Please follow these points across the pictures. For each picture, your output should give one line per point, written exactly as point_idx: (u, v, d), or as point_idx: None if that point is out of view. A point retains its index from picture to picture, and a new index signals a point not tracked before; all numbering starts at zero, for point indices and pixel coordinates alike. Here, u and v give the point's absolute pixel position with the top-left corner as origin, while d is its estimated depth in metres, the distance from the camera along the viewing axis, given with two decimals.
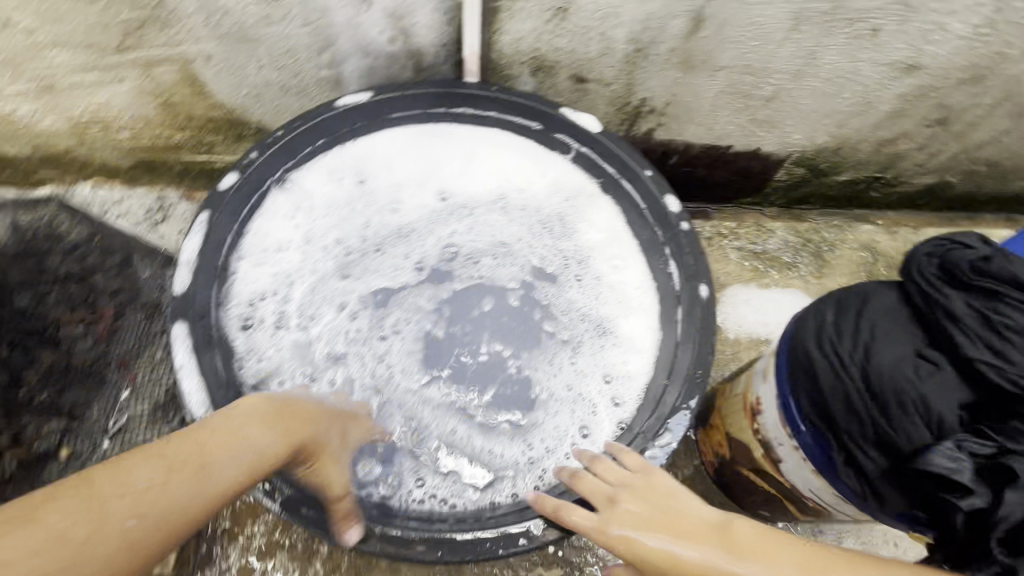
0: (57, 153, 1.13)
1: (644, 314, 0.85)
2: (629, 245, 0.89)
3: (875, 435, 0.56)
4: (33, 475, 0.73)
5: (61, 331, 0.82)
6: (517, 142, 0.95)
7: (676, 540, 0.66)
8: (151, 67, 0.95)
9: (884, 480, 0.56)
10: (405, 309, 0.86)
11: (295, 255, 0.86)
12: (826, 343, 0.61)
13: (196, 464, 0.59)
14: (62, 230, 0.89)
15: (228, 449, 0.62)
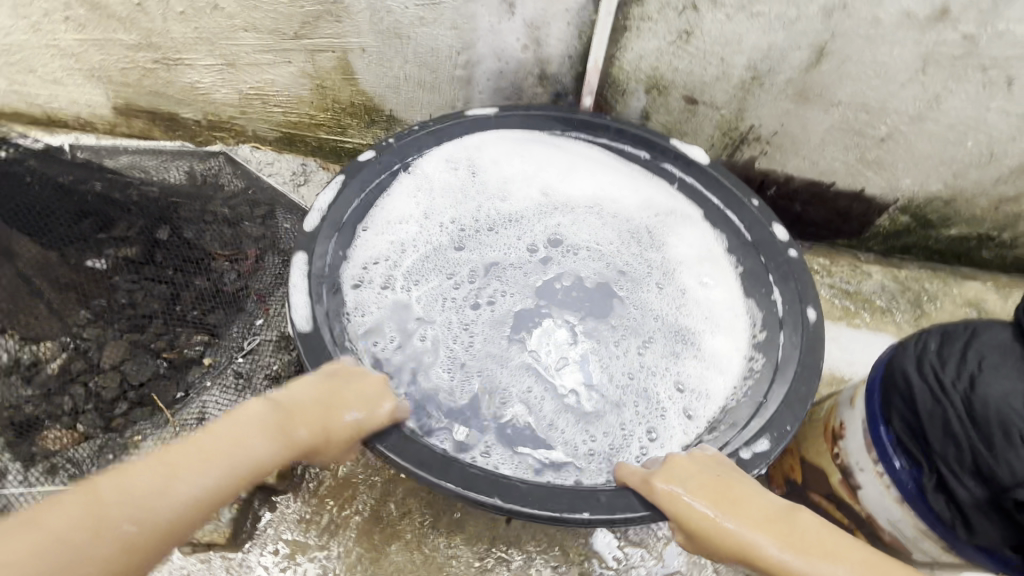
0: (221, 120, 1.32)
1: (728, 336, 0.92)
2: (726, 269, 0.97)
3: (974, 463, 0.56)
4: (179, 376, 0.85)
5: (214, 263, 0.95)
6: (620, 165, 1.06)
7: (723, 513, 0.66)
8: (315, 53, 1.10)
9: (978, 511, 0.57)
10: (504, 282, 0.98)
11: (413, 227, 1.00)
12: (927, 368, 0.61)
13: (193, 467, 0.61)
14: (224, 180, 1.05)
15: (233, 448, 0.64)
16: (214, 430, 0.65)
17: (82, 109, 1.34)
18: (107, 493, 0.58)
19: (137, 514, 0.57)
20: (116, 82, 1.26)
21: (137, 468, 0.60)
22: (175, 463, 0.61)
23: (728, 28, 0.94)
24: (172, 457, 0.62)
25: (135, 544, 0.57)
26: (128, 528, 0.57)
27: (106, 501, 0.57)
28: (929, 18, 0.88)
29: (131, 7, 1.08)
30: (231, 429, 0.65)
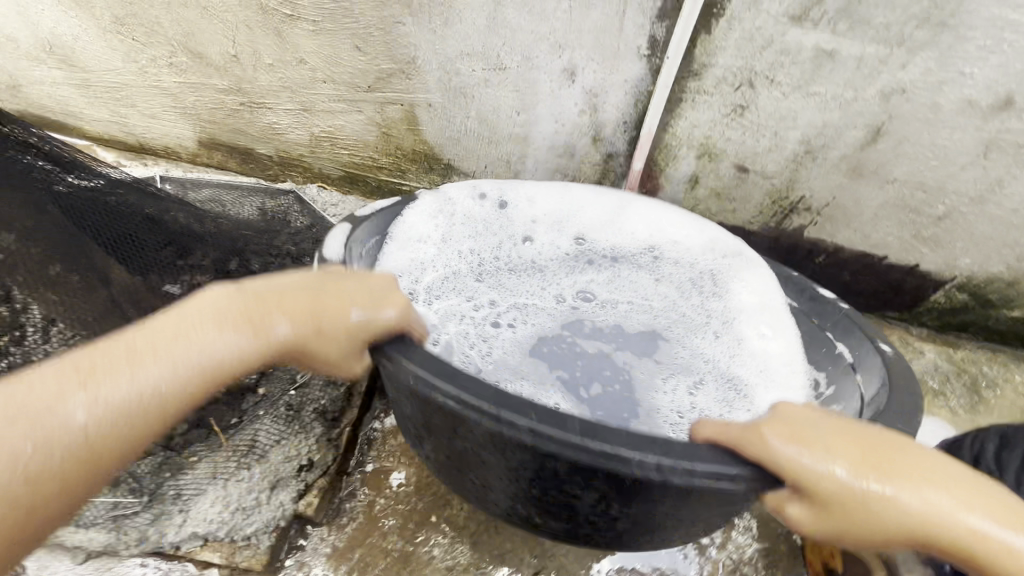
0: (292, 157, 1.41)
1: (782, 389, 0.88)
2: (780, 317, 0.95)
3: None
4: (236, 403, 0.92)
5: None
6: (659, 211, 1.05)
7: (854, 467, 0.51)
8: (385, 105, 1.19)
9: None
10: (526, 313, 1.04)
11: (434, 250, 1.01)
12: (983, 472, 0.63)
13: (125, 367, 0.53)
14: (291, 217, 1.13)
15: (187, 342, 0.56)
16: (158, 325, 0.57)
17: (171, 140, 1.46)
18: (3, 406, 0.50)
19: (45, 428, 0.50)
20: (204, 119, 1.38)
21: (43, 373, 0.52)
22: (102, 366, 0.53)
23: (783, 104, 0.96)
24: (94, 359, 0.54)
25: (98, 446, 0.52)
26: (42, 446, 0.49)
27: (4, 415, 0.49)
28: (992, 107, 0.88)
29: (227, 57, 1.20)
30: (180, 323, 0.57)
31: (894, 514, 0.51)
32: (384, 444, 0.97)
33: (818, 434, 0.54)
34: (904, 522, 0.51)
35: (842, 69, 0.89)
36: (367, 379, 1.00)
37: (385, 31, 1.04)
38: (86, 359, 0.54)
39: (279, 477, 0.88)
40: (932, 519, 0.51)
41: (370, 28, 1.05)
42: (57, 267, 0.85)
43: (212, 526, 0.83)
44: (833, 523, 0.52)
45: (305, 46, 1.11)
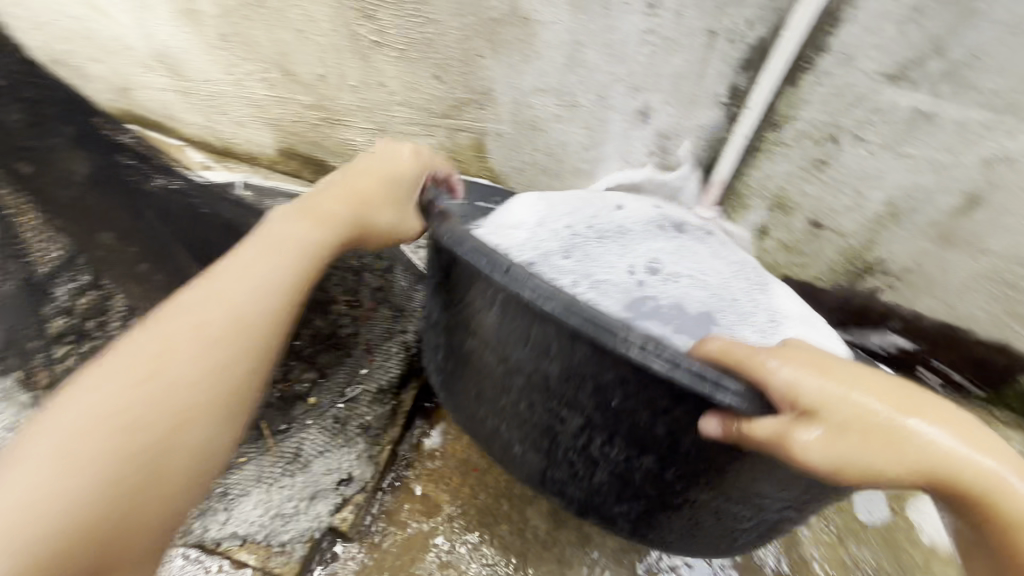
0: None
1: None
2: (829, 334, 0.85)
3: None
4: (287, 408, 0.95)
5: (331, 306, 1.00)
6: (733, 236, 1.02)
7: (855, 398, 0.55)
8: (456, 132, 1.22)
9: None
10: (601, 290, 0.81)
11: (523, 233, 0.87)
12: None
13: (253, 278, 0.69)
14: None
15: (276, 240, 0.73)
16: (254, 248, 0.72)
17: (254, 147, 1.56)
18: (171, 331, 0.65)
19: (213, 324, 0.66)
20: (287, 130, 1.46)
21: (189, 303, 0.67)
22: (224, 280, 0.69)
23: (869, 163, 0.91)
24: (217, 282, 0.69)
25: (255, 327, 0.68)
26: (224, 335, 0.66)
27: (175, 334, 0.64)
28: None
29: (315, 77, 1.27)
30: (270, 241, 0.73)
31: (880, 442, 0.55)
32: (422, 472, 0.96)
33: (820, 364, 0.57)
34: (891, 446, 0.55)
35: (940, 133, 0.84)
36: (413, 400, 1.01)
37: (465, 63, 1.07)
38: (213, 287, 0.68)
39: (318, 489, 0.90)
40: (928, 454, 0.55)
41: (451, 60, 1.08)
42: (142, 263, 0.89)
43: (252, 529, 0.87)
44: (828, 446, 0.55)
45: (387, 72, 1.17)
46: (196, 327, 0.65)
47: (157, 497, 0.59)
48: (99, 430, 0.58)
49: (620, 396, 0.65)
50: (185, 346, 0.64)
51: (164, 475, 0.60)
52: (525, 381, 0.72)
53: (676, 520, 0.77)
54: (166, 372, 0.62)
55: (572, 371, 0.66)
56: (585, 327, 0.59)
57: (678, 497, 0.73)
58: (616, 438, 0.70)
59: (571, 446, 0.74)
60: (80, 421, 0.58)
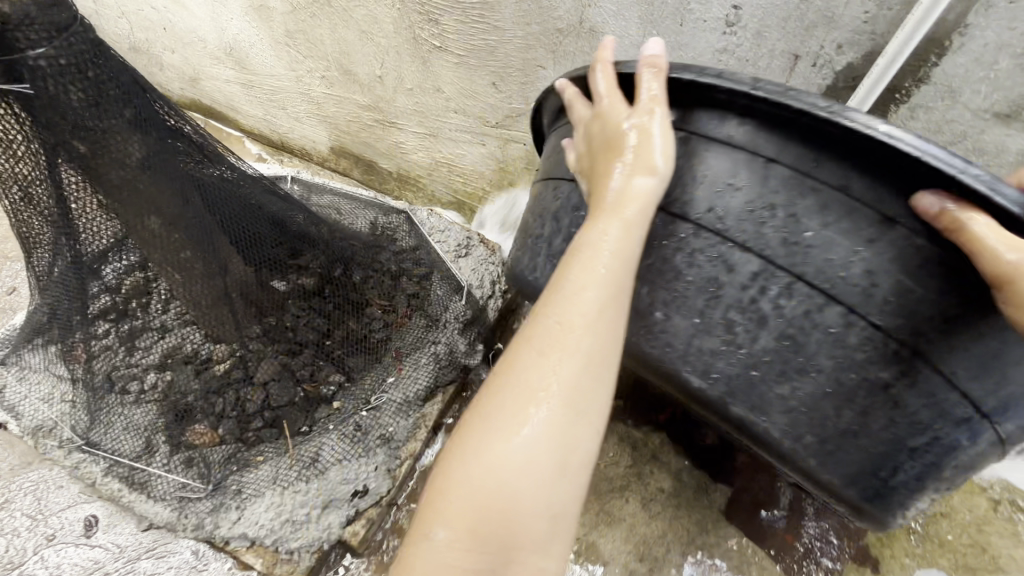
0: (410, 177, 1.47)
1: None
2: None
3: None
4: (309, 409, 0.92)
5: (368, 308, 1.02)
6: None
7: None
8: (508, 143, 1.19)
9: None
10: None
11: None
12: None
13: (616, 301, 0.55)
14: (399, 236, 1.16)
15: (619, 258, 0.55)
16: (607, 229, 0.56)
17: (309, 143, 1.59)
18: (510, 376, 0.54)
19: (587, 356, 0.53)
20: (342, 130, 1.48)
21: (539, 357, 0.54)
22: (552, 328, 0.54)
23: None
24: (575, 339, 0.54)
25: (606, 348, 0.55)
26: (599, 378, 0.54)
27: (535, 401, 0.52)
28: None
29: (373, 78, 1.27)
30: (595, 248, 0.55)
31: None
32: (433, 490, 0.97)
33: None
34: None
35: None
36: (438, 415, 0.98)
37: (525, 74, 1.04)
38: (587, 323, 0.54)
39: (333, 498, 0.87)
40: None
41: (510, 69, 1.06)
42: (186, 251, 0.81)
43: (261, 532, 0.84)
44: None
45: (445, 78, 1.15)
46: (563, 386, 0.53)
47: (575, 514, 0.53)
48: (481, 512, 0.50)
49: (811, 219, 0.51)
50: (590, 399, 0.53)
51: (574, 487, 0.53)
52: (688, 222, 0.57)
53: (825, 412, 0.55)
54: (529, 438, 0.51)
55: (761, 195, 0.53)
56: (812, 111, 0.47)
57: (832, 376, 0.53)
58: (795, 284, 0.52)
59: (730, 303, 0.56)
60: (460, 525, 0.51)
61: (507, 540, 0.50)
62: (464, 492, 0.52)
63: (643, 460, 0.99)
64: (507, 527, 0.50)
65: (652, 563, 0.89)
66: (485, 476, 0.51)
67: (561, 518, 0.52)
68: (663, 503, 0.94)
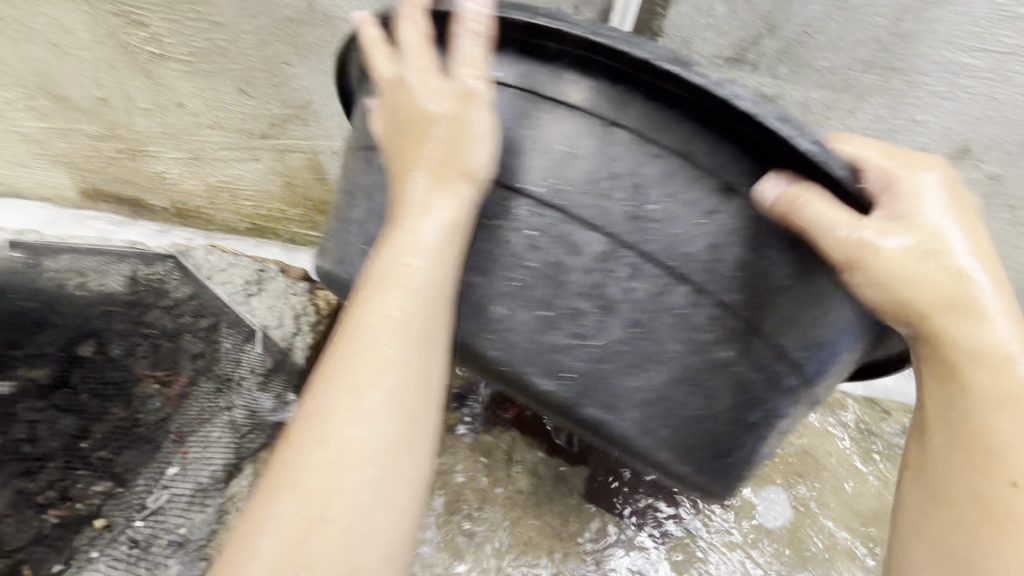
0: (188, 209, 1.23)
1: None
2: None
3: None
4: (65, 540, 0.72)
5: (137, 386, 0.84)
6: None
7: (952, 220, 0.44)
8: (285, 154, 1.04)
9: None
10: None
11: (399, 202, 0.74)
12: None
13: (427, 348, 0.44)
14: (168, 285, 0.96)
15: (428, 289, 0.44)
16: (412, 256, 0.44)
17: (43, 191, 1.25)
18: (290, 473, 0.40)
19: (393, 429, 0.41)
20: (83, 168, 1.19)
21: (327, 439, 0.40)
22: (344, 402, 0.41)
23: None
24: (376, 410, 0.41)
25: (418, 419, 0.43)
26: (420, 448, 0.43)
27: (331, 503, 0.39)
28: (948, 157, 0.80)
29: (95, 101, 1.02)
30: (395, 284, 0.43)
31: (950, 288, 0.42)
32: None
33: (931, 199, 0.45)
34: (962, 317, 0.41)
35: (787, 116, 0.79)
36: (247, 492, 0.81)
37: (273, 74, 0.90)
38: (393, 384, 0.42)
39: None
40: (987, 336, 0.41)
41: (253, 71, 0.90)
42: None
43: None
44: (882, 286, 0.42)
45: (181, 89, 0.95)
46: (365, 475, 0.40)
47: None
48: None
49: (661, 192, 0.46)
50: (413, 474, 0.42)
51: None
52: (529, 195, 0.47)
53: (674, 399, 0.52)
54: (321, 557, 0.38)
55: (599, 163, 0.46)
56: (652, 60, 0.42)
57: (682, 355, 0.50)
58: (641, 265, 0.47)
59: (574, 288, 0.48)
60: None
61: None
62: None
63: (499, 466, 0.93)
64: None
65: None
66: None
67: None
68: (524, 504, 0.90)
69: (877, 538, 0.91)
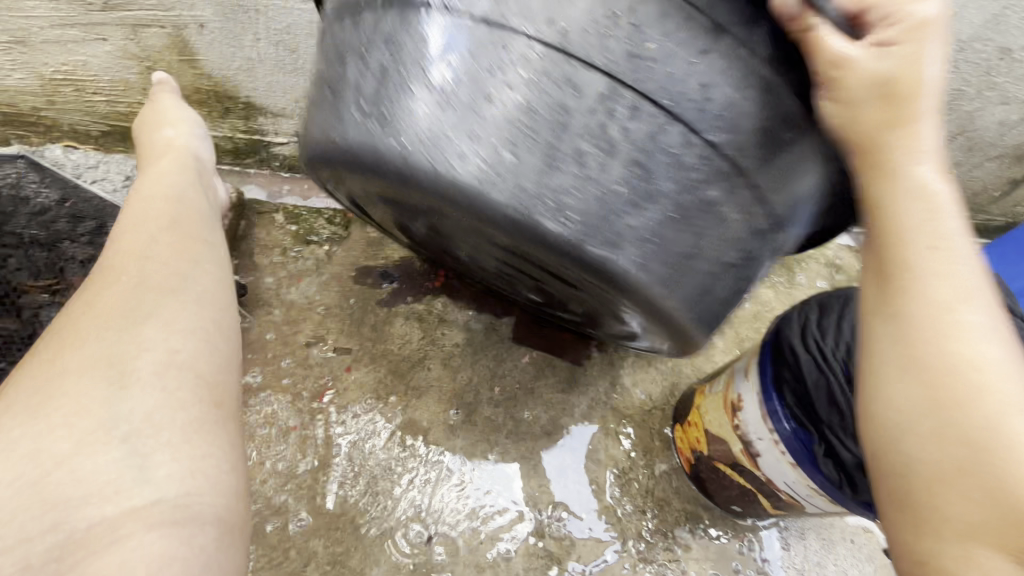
0: (23, 112, 1.05)
1: None
2: None
3: (795, 382, 0.64)
4: None
5: (23, 299, 0.77)
6: None
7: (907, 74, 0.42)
8: (138, 29, 0.92)
9: (799, 410, 0.64)
10: None
11: None
12: (809, 340, 0.64)
13: (191, 256, 0.59)
14: (29, 192, 0.85)
15: (190, 220, 0.63)
16: (199, 198, 0.68)
17: None
18: (73, 339, 0.49)
19: (198, 306, 0.55)
20: None
21: (141, 275, 0.54)
22: (128, 315, 0.51)
23: None
24: (184, 284, 0.56)
25: (208, 337, 0.54)
26: (217, 394, 0.52)
27: (132, 369, 0.48)
28: None
29: None
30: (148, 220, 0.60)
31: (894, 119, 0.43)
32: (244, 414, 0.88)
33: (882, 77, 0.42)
34: (893, 111, 0.43)
35: None
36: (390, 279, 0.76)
37: None
38: (195, 283, 0.57)
39: None
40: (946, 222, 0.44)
41: None
42: None
43: None
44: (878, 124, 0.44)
45: None
46: (155, 351, 0.50)
47: (212, 519, 0.46)
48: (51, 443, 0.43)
49: (709, 121, 0.45)
50: (217, 385, 0.52)
51: (196, 471, 0.47)
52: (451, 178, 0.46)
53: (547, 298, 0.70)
54: (128, 373, 0.48)
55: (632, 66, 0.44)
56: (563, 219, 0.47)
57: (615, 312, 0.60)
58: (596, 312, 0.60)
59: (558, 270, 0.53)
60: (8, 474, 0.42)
61: (42, 499, 0.42)
62: None
63: (433, 327, 0.98)
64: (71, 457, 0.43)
65: (467, 411, 0.93)
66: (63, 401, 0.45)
67: (134, 474, 0.44)
68: (461, 354, 0.97)
69: (742, 336, 1.16)
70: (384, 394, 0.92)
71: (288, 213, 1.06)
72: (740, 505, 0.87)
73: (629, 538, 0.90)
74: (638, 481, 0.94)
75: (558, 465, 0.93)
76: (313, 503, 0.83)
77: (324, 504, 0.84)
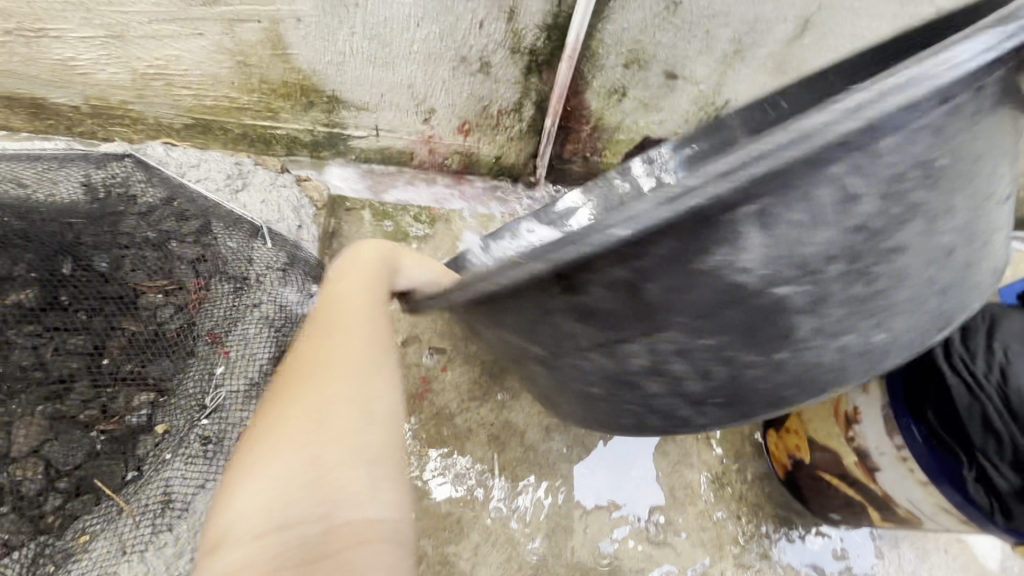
0: (110, 106, 1.04)
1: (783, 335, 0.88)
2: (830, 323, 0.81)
3: (941, 405, 0.63)
4: (126, 450, 0.73)
5: (141, 300, 0.77)
6: None
7: None
8: (235, 24, 0.90)
9: (945, 433, 0.64)
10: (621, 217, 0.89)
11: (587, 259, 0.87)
12: (957, 361, 0.62)
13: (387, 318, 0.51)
14: (135, 191, 0.84)
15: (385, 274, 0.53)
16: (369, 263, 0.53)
17: None
18: (325, 364, 0.44)
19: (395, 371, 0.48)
20: None
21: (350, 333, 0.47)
22: (350, 379, 0.44)
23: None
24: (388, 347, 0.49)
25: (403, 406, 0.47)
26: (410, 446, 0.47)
27: (366, 412, 0.43)
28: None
29: None
30: (371, 275, 0.51)
31: None
32: None
33: None
34: None
35: None
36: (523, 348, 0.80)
37: None
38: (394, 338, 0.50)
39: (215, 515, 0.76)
40: None
41: None
42: None
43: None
44: None
45: None
46: (377, 398, 0.44)
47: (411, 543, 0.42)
48: (291, 483, 0.39)
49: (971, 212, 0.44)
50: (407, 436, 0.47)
51: (407, 500, 0.43)
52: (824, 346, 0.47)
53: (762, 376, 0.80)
54: (368, 410, 0.43)
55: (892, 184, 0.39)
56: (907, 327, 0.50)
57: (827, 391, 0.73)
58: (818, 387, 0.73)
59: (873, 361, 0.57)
60: (277, 480, 0.39)
61: (303, 503, 0.38)
62: (237, 512, 0.39)
63: None
64: (317, 490, 0.39)
65: None
66: (291, 449, 0.40)
67: (370, 496, 0.40)
68: None
69: None
70: (481, 395, 0.92)
71: (375, 210, 1.06)
72: (842, 513, 0.86)
73: (725, 544, 0.90)
74: (733, 486, 0.94)
75: (628, 454, 0.93)
76: (418, 503, 0.85)
77: (429, 503, 0.85)
